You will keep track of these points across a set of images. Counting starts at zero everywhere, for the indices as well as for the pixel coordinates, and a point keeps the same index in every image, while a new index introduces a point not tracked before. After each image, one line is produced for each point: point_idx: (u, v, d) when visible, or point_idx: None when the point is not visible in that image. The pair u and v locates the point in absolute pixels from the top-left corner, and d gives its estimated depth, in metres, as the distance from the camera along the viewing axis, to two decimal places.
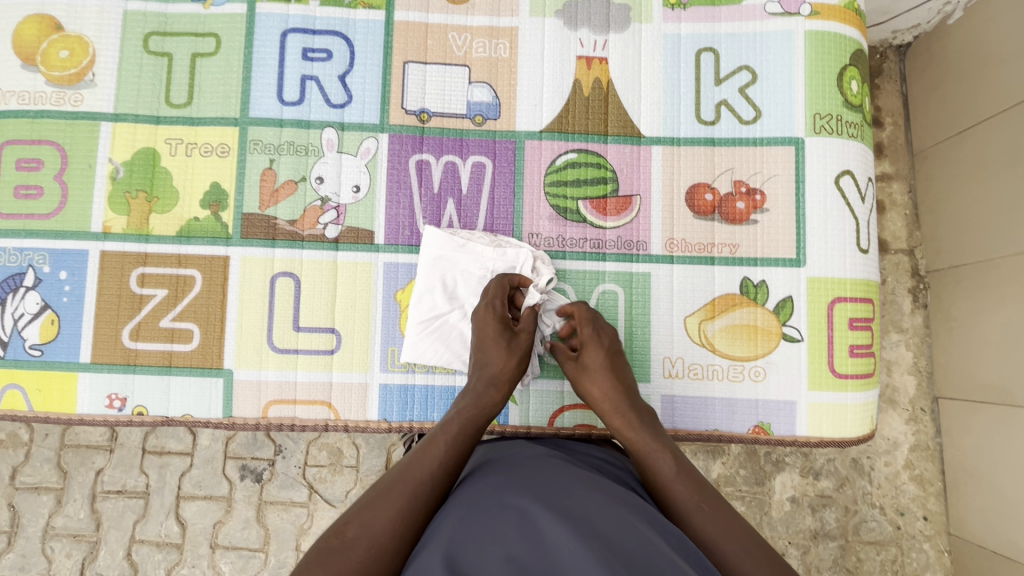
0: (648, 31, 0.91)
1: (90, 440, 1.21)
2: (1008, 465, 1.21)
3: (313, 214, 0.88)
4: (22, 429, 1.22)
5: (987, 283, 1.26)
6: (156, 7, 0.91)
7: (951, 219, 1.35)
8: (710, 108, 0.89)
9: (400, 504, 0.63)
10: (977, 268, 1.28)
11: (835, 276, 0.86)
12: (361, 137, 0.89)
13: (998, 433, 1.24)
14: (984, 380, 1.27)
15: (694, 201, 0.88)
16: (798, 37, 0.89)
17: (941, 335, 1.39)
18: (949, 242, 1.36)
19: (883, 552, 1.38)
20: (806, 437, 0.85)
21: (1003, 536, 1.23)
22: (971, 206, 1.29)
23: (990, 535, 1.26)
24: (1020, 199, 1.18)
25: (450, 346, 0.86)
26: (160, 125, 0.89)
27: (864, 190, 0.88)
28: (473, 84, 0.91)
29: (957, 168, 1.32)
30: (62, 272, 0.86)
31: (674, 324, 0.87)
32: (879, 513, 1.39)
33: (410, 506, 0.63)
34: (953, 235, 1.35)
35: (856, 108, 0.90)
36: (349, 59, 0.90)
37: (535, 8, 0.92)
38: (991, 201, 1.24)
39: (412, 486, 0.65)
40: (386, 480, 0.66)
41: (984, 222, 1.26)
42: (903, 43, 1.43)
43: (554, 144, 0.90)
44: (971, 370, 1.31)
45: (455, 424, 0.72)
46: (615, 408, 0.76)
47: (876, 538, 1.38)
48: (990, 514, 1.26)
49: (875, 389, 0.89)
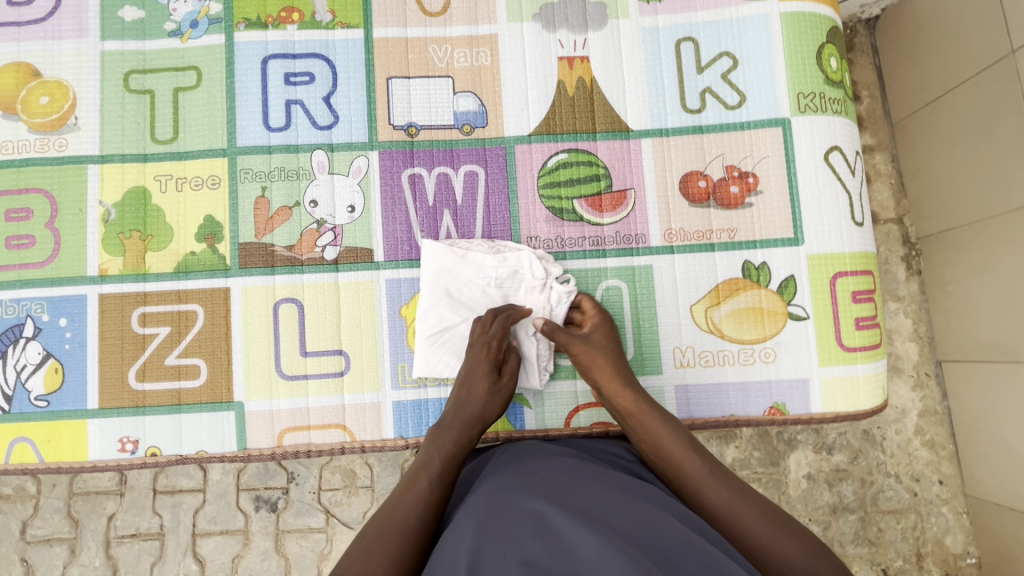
0: (626, 26, 0.92)
1: (99, 485, 1.19)
2: (1016, 421, 1.22)
3: (310, 237, 0.87)
4: (28, 482, 1.20)
5: (977, 244, 1.27)
6: (133, 45, 0.90)
7: (936, 184, 1.36)
8: (694, 97, 0.90)
9: (394, 546, 0.62)
10: (967, 230, 1.29)
11: (834, 251, 0.87)
12: (352, 157, 0.89)
13: (1003, 391, 1.25)
14: (984, 340, 1.29)
15: (688, 189, 0.89)
16: (773, 19, 0.90)
17: (938, 300, 1.40)
18: (936, 207, 1.37)
19: (904, 520, 1.39)
20: (821, 413, 0.85)
21: (1018, 492, 1.24)
22: (953, 170, 1.31)
23: (1006, 492, 1.27)
24: (1000, 158, 1.20)
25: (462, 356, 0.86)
26: (147, 162, 0.89)
27: (853, 164, 0.90)
28: (458, 94, 0.91)
29: (936, 134, 1.34)
30: (62, 319, 0.85)
31: (680, 314, 0.87)
32: (895, 481, 1.40)
33: (403, 545, 0.63)
34: (939, 199, 1.36)
35: (838, 84, 0.91)
36: (332, 80, 0.90)
37: (512, 13, 0.92)
38: (973, 163, 1.26)
39: (402, 525, 0.64)
40: (374, 525, 0.65)
41: (969, 184, 1.28)
42: (873, 16, 1.45)
43: (544, 146, 0.90)
44: (970, 331, 1.32)
45: (437, 460, 0.73)
46: (623, 391, 0.78)
47: (895, 507, 1.39)
48: (1004, 472, 1.27)
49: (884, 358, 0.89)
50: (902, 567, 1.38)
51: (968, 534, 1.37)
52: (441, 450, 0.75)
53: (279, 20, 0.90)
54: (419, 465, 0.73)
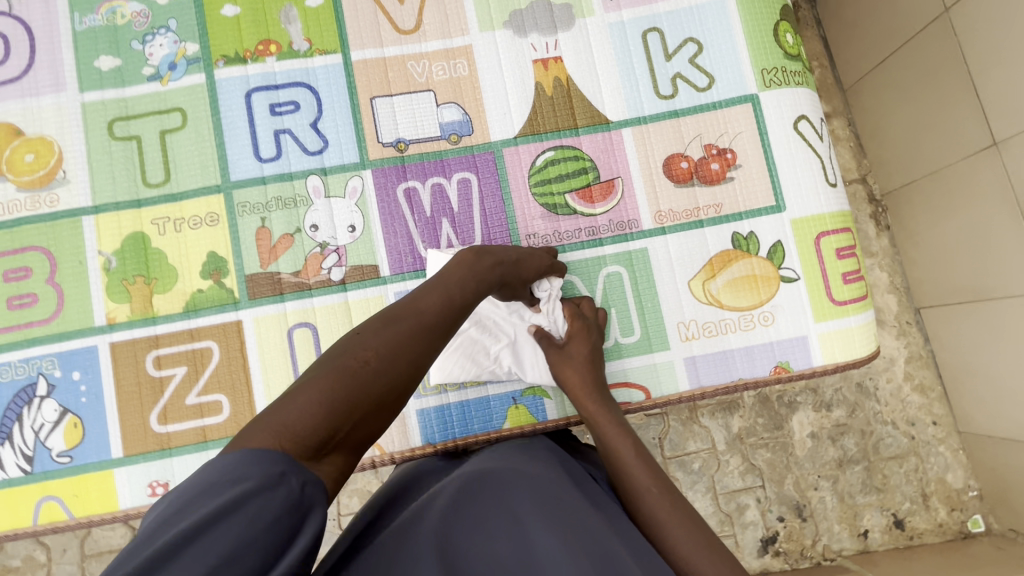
0: (593, 24, 0.96)
1: (112, 543, 1.17)
2: (997, 355, 1.30)
3: (315, 261, 0.89)
4: (38, 550, 1.17)
5: (939, 195, 1.35)
6: (114, 93, 0.91)
7: (893, 142, 1.44)
8: (666, 83, 0.95)
9: (404, 343, 0.54)
10: (928, 182, 1.37)
11: (814, 214, 0.92)
12: (346, 178, 0.91)
13: (980, 328, 1.33)
14: (957, 283, 1.36)
15: (672, 171, 0.93)
16: (729, 3, 0.95)
17: (908, 250, 1.48)
18: (896, 163, 1.45)
19: (905, 464, 1.45)
20: (823, 366, 0.90)
21: (1007, 422, 1.32)
22: (907, 126, 1.39)
23: (995, 424, 1.35)
24: (947, 112, 1.28)
25: (476, 360, 0.87)
26: (142, 208, 0.89)
27: (820, 130, 0.96)
28: (441, 106, 0.94)
29: (884, 94, 1.43)
30: (76, 373, 0.85)
31: (680, 291, 0.91)
32: (892, 428, 1.46)
33: (375, 376, 0.51)
34: (896, 156, 1.44)
35: (796, 57, 0.96)
36: (317, 106, 0.92)
37: (483, 23, 0.96)
38: (923, 118, 1.34)
39: (420, 326, 0.55)
40: (388, 311, 0.56)
41: (923, 139, 1.36)
42: None
43: (530, 147, 0.94)
44: (943, 276, 1.40)
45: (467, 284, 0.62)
46: (590, 399, 0.77)
47: (896, 453, 1.45)
48: (992, 405, 1.35)
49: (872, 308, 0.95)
50: (910, 508, 1.44)
51: (965, 468, 1.45)
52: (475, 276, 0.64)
53: (257, 53, 0.92)
54: (450, 276, 0.62)
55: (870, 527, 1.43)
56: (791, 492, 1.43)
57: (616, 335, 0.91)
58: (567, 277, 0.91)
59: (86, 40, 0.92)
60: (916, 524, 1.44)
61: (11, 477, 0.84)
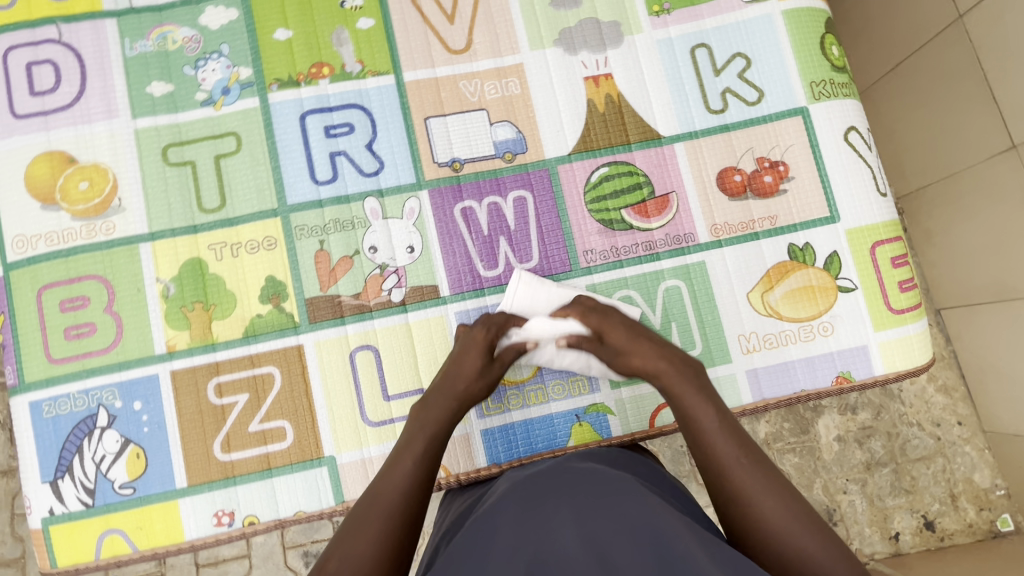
0: (642, 41, 0.97)
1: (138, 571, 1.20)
2: (1019, 353, 1.31)
3: (375, 282, 0.89)
4: None
5: (956, 197, 1.37)
6: (167, 119, 0.90)
7: (909, 143, 1.45)
8: (716, 97, 0.96)
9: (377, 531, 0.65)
10: (944, 184, 1.39)
11: (868, 223, 0.93)
12: (403, 199, 0.91)
13: (1002, 327, 1.34)
14: (977, 283, 1.37)
15: (725, 184, 0.94)
16: (776, 18, 0.97)
17: (927, 252, 1.50)
18: (912, 166, 1.46)
19: (933, 465, 1.45)
20: (883, 374, 0.91)
21: None
22: (922, 130, 1.41)
23: (1017, 423, 1.36)
24: (960, 115, 1.30)
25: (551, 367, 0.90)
26: (199, 233, 0.89)
27: (869, 140, 0.97)
28: (495, 125, 0.94)
29: (901, 100, 1.44)
30: (137, 403, 0.84)
31: (739, 303, 0.91)
32: (918, 430, 1.47)
33: (386, 529, 0.65)
34: (912, 159, 1.46)
35: (842, 70, 0.98)
36: (371, 127, 0.92)
37: (533, 42, 0.96)
38: (938, 121, 1.36)
39: (383, 511, 0.67)
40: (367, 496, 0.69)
41: (938, 142, 1.37)
42: None
43: (584, 163, 0.94)
44: (962, 276, 1.41)
45: (420, 443, 0.74)
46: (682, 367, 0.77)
47: (922, 454, 1.46)
48: (1017, 404, 1.35)
49: None
50: (940, 510, 1.44)
51: (993, 468, 1.45)
52: (426, 432, 0.76)
53: (310, 76, 0.92)
54: (428, 407, 0.79)
55: (901, 529, 1.43)
56: (823, 497, 1.43)
57: (677, 349, 0.91)
58: (626, 293, 0.92)
59: (138, 66, 0.91)
60: (947, 524, 1.44)
61: (72, 510, 0.83)
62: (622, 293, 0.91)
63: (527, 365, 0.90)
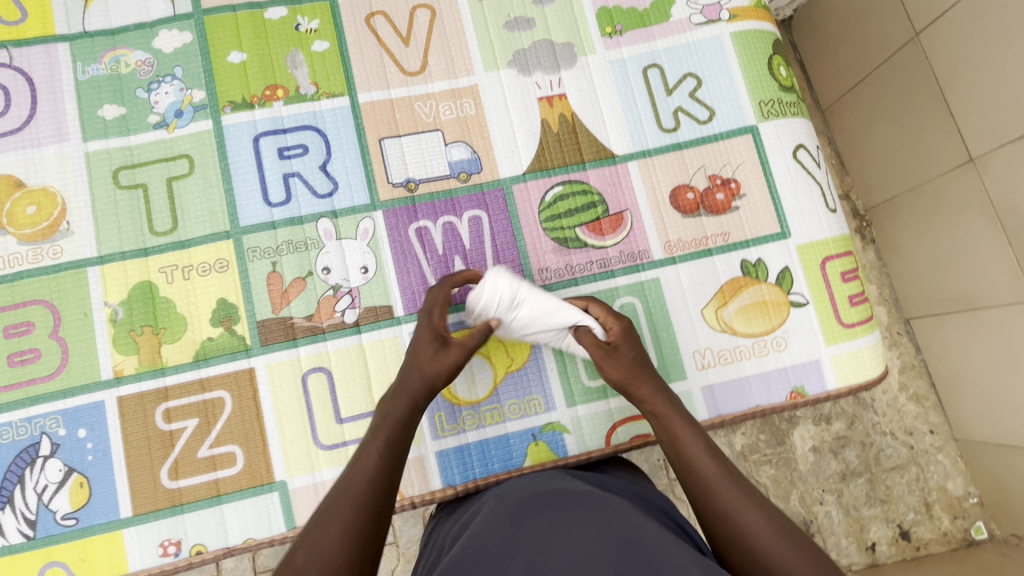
0: (595, 61, 0.99)
1: None
2: (985, 361, 1.33)
3: (328, 304, 0.88)
4: None
5: (920, 210, 1.40)
6: (118, 143, 0.90)
7: (872, 158, 1.49)
8: (668, 116, 0.97)
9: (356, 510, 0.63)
10: (907, 198, 1.42)
11: (818, 239, 0.95)
12: (357, 220, 0.91)
13: (968, 336, 1.36)
14: (943, 293, 1.40)
15: (678, 201, 0.95)
16: (725, 39, 0.99)
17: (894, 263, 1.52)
18: (875, 178, 1.49)
19: (907, 474, 1.46)
20: (836, 389, 0.92)
21: (1000, 427, 1.34)
22: (885, 145, 1.44)
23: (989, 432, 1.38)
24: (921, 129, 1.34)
25: (512, 385, 0.90)
26: (149, 256, 0.88)
27: (817, 158, 0.99)
28: (450, 145, 0.95)
29: (863, 116, 1.47)
30: (81, 430, 0.82)
31: (693, 319, 0.92)
32: (892, 439, 1.48)
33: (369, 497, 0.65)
34: (877, 173, 1.49)
35: (790, 89, 1.00)
36: (325, 149, 0.92)
37: (487, 63, 0.98)
38: (900, 135, 1.39)
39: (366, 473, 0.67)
40: (339, 482, 0.67)
41: (901, 156, 1.41)
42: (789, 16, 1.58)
43: (539, 183, 0.95)
44: (928, 288, 1.44)
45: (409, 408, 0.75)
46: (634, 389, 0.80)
47: (896, 463, 1.46)
48: (984, 412, 1.37)
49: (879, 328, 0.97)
50: (915, 519, 1.45)
51: (965, 475, 1.46)
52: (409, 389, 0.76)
53: (264, 98, 0.92)
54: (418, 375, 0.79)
55: (877, 539, 1.43)
56: (799, 508, 1.42)
57: None
58: None
59: (89, 90, 0.91)
60: (921, 534, 1.44)
61: (12, 544, 0.80)
62: None
63: (483, 385, 0.89)
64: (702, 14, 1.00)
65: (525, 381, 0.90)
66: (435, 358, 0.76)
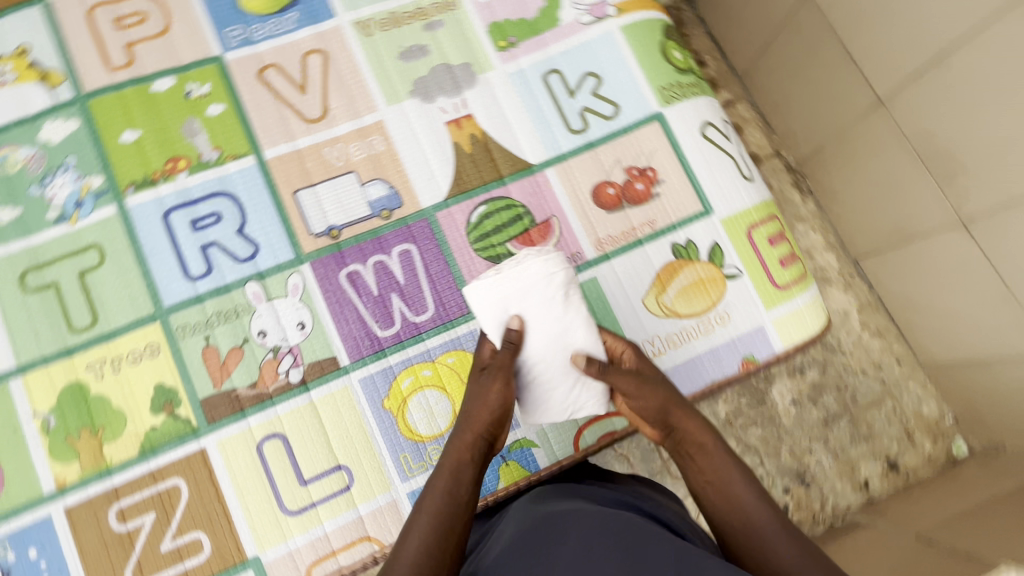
0: (495, 77, 1.00)
1: None
2: (936, 291, 1.26)
3: (270, 367, 0.87)
4: None
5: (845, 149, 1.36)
6: (20, 245, 0.86)
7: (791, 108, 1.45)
8: (575, 118, 0.99)
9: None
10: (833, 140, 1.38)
11: (740, 209, 0.98)
12: (285, 277, 0.89)
13: (915, 269, 1.29)
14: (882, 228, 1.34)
15: (600, 198, 0.97)
16: (616, 34, 1.01)
17: (833, 208, 1.46)
18: (799, 131, 1.46)
19: (885, 407, 1.36)
20: (784, 350, 0.94)
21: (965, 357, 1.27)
22: (800, 93, 1.42)
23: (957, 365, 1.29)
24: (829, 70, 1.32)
25: None
26: (73, 356, 0.84)
27: (725, 132, 1.02)
28: (366, 185, 0.94)
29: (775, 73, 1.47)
30: (32, 550, 0.78)
31: (637, 309, 0.94)
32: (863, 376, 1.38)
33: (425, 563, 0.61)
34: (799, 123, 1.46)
35: (687, 71, 1.03)
36: (239, 212, 0.91)
37: (390, 96, 0.97)
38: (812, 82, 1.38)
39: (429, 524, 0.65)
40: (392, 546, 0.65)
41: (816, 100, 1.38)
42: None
43: (462, 206, 0.95)
44: (869, 226, 1.37)
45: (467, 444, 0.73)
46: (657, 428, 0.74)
47: (873, 399, 1.36)
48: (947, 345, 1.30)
49: (814, 283, 1.00)
50: (900, 449, 1.35)
51: (938, 397, 1.37)
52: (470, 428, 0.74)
53: (166, 172, 0.90)
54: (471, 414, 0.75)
55: (868, 477, 1.32)
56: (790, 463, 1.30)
57: None
58: None
59: None
60: (909, 462, 1.34)
61: None
62: None
63: (444, 416, 0.88)
64: (590, 13, 1.02)
65: None
66: (493, 396, 0.74)
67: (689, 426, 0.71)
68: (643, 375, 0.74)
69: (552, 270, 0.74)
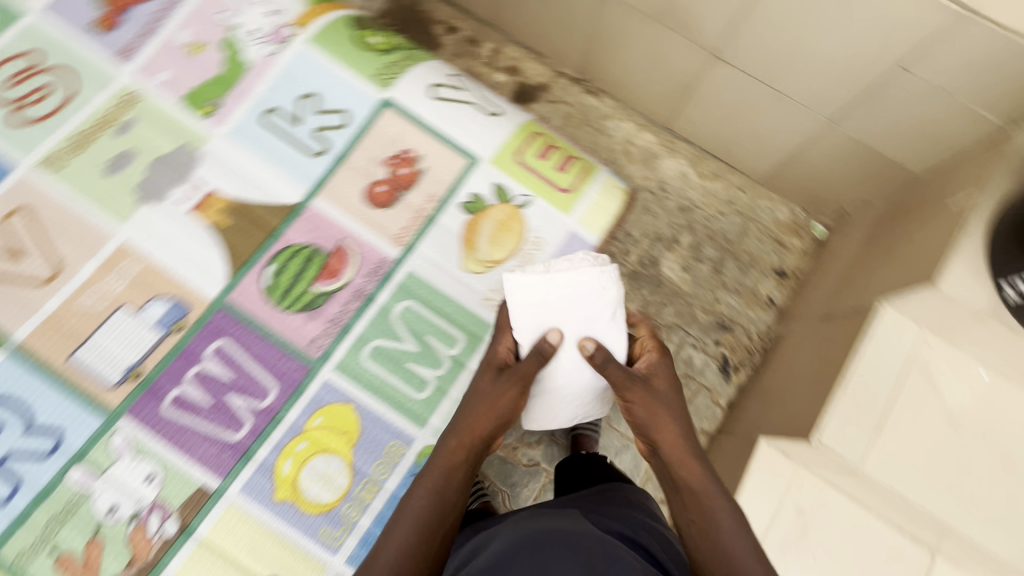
0: (217, 146, 0.96)
1: None
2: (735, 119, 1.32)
3: (138, 535, 0.80)
4: None
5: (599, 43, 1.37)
6: None
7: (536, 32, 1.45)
8: (312, 142, 0.98)
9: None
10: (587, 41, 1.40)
11: (499, 143, 1.02)
12: (105, 442, 0.82)
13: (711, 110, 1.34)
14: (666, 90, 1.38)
15: (373, 199, 0.98)
16: (306, 50, 1.01)
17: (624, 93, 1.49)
18: (556, 45, 1.46)
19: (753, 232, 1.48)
20: (601, 240, 1.01)
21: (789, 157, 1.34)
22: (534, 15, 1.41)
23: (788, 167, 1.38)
24: None
25: (360, 453, 0.88)
26: None
27: (456, 83, 1.05)
28: (141, 308, 0.88)
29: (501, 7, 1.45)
30: None
31: (459, 276, 0.97)
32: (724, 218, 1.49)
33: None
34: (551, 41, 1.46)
35: (391, 49, 1.04)
36: (16, 412, 0.81)
37: (118, 217, 0.91)
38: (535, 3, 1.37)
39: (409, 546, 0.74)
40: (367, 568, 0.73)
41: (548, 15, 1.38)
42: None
43: (248, 276, 0.92)
44: (658, 95, 1.42)
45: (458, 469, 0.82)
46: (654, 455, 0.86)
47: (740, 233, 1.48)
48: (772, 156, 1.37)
49: (600, 170, 1.07)
50: (781, 256, 1.48)
51: (785, 199, 1.49)
52: (460, 444, 0.83)
53: None
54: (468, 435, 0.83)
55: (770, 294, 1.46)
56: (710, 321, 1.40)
57: (446, 351, 0.94)
58: (372, 343, 0.92)
59: None
60: (793, 263, 1.48)
61: None
62: (369, 347, 0.92)
63: (340, 472, 0.87)
64: (270, 43, 1.00)
65: (370, 442, 0.88)
66: (504, 399, 0.82)
67: (669, 437, 0.82)
68: (652, 390, 0.85)
69: (600, 285, 0.84)
